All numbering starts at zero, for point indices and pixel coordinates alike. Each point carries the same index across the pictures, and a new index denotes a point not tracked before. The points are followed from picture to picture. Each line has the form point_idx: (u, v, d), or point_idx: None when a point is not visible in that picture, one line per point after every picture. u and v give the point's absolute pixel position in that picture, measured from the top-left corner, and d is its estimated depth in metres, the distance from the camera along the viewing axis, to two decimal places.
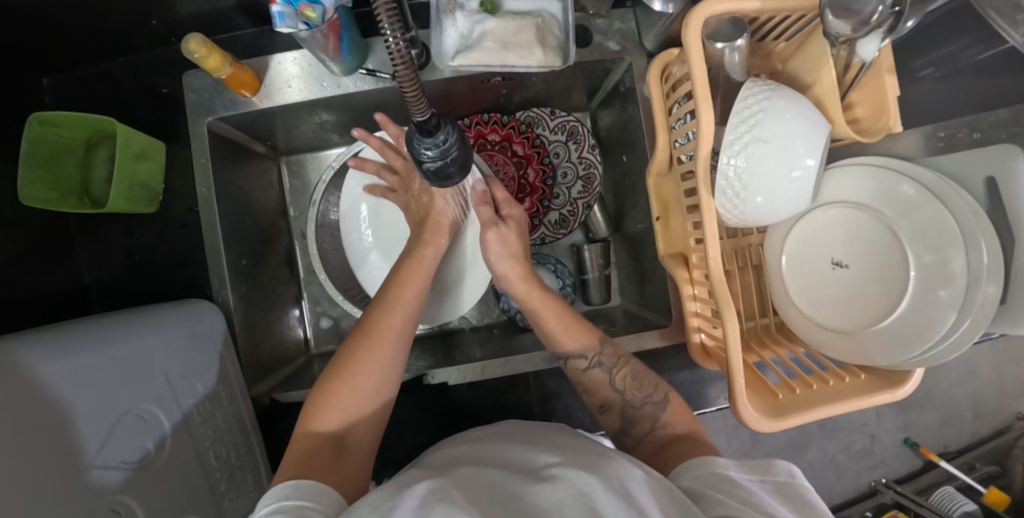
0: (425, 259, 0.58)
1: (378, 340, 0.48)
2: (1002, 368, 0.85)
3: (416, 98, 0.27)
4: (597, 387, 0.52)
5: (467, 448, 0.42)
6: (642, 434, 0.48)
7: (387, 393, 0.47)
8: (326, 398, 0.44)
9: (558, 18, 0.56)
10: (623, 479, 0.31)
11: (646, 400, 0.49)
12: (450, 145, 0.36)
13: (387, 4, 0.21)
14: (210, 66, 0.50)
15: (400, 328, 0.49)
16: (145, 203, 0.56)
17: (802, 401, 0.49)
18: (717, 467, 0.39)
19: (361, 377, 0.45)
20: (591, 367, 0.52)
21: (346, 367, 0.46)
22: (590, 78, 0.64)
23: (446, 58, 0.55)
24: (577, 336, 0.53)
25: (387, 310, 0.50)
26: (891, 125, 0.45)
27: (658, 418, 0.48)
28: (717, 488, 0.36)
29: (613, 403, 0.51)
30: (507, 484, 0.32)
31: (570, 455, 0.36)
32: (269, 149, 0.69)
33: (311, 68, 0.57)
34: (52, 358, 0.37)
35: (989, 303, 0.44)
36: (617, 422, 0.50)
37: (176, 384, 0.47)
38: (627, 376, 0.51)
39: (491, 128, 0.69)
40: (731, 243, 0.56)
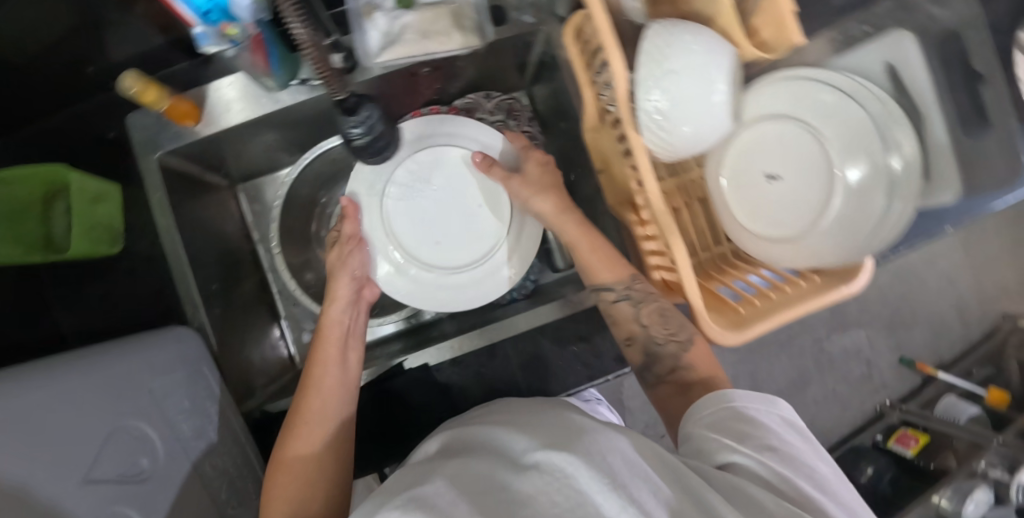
0: (347, 333, 0.56)
1: (303, 421, 0.49)
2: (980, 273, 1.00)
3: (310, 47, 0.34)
4: (625, 321, 0.54)
5: (461, 434, 0.42)
6: (664, 371, 0.51)
7: (329, 467, 0.47)
8: (276, 484, 0.45)
9: (471, 1, 0.58)
10: (606, 452, 0.30)
11: (669, 338, 0.51)
12: (374, 120, 0.40)
13: (301, 19, 0.33)
14: (148, 99, 0.54)
15: (328, 405, 0.50)
16: (109, 243, 0.58)
17: (762, 312, 0.51)
18: (726, 405, 0.42)
19: (296, 459, 0.46)
20: (620, 298, 0.53)
21: (284, 454, 0.47)
22: (516, 55, 0.66)
23: (371, 56, 0.57)
24: (613, 267, 0.54)
25: (311, 390, 0.51)
26: (795, 38, 0.48)
27: (681, 356, 0.51)
28: (722, 425, 0.40)
29: (638, 337, 0.53)
30: (496, 478, 0.31)
31: (549, 435, 0.34)
32: (223, 179, 0.70)
33: (248, 88, 0.59)
34: (34, 389, 0.38)
35: (912, 186, 0.49)
36: (640, 356, 0.53)
37: (161, 401, 0.48)
38: (653, 312, 0.52)
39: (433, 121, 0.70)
40: (673, 182, 0.59)
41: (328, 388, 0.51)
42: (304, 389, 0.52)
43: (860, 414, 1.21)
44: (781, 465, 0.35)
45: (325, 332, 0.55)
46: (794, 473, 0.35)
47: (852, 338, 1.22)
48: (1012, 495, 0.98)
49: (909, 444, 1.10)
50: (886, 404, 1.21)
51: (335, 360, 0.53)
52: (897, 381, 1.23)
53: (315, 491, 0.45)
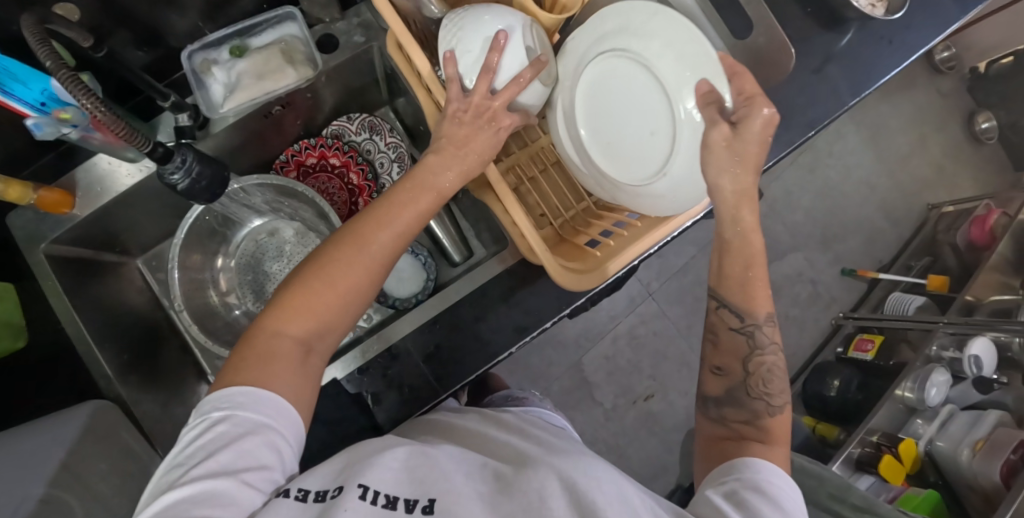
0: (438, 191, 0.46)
1: (362, 247, 0.42)
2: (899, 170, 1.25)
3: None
4: (730, 350, 0.48)
5: (473, 433, 0.49)
6: (730, 415, 0.46)
7: (359, 304, 0.42)
8: (297, 297, 0.39)
9: (300, 36, 0.63)
10: (583, 479, 0.34)
11: (761, 395, 0.46)
12: (191, 162, 0.44)
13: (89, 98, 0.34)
14: (13, 196, 0.57)
15: (385, 248, 0.43)
16: (12, 339, 0.59)
17: (616, 250, 0.54)
18: (745, 475, 0.38)
19: (336, 283, 0.40)
20: (741, 330, 0.47)
21: (324, 269, 0.40)
22: (363, 74, 0.70)
23: (216, 107, 0.61)
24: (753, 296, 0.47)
25: (379, 226, 0.43)
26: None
27: (760, 413, 0.45)
28: (740, 493, 0.36)
29: (730, 371, 0.48)
30: (499, 468, 0.37)
31: (531, 456, 0.40)
32: (121, 256, 0.73)
33: (112, 165, 0.63)
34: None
35: None
36: (720, 387, 0.48)
37: (77, 468, 0.50)
38: (761, 368, 0.47)
39: (305, 154, 0.73)
40: (524, 152, 0.64)
41: (375, 254, 0.42)
42: (354, 239, 0.42)
43: (819, 332, 1.24)
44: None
45: (412, 178, 0.46)
46: None
47: (791, 262, 1.26)
48: (966, 370, 0.97)
49: (867, 347, 1.14)
50: (840, 316, 1.24)
51: (407, 209, 0.44)
52: (846, 292, 1.26)
53: (340, 319, 0.41)
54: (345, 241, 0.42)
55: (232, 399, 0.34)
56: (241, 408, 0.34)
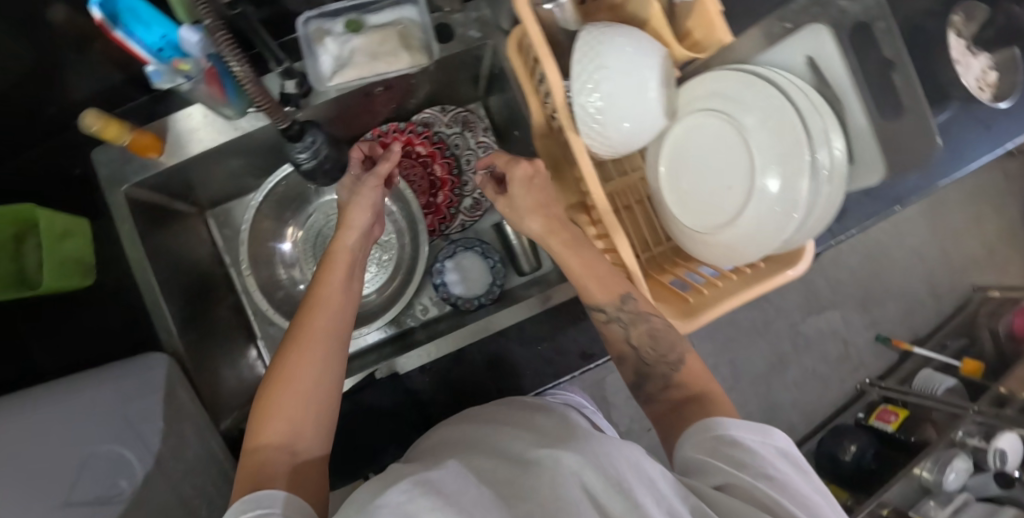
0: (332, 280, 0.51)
1: (303, 347, 0.45)
2: (937, 252, 1.30)
3: (260, 90, 0.39)
4: (616, 339, 0.54)
5: (455, 431, 0.44)
6: (658, 390, 0.52)
7: (329, 406, 0.44)
8: (274, 402, 0.41)
9: (418, 21, 0.61)
10: (605, 454, 0.30)
11: (659, 359, 0.52)
12: (316, 145, 0.45)
13: (234, 55, 0.36)
14: (109, 135, 0.55)
15: (330, 346, 0.46)
16: (81, 277, 0.59)
17: (709, 300, 0.55)
18: (718, 430, 0.41)
19: (295, 381, 0.42)
20: (611, 319, 0.53)
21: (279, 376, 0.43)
22: (467, 68, 0.69)
23: (325, 80, 0.60)
24: (610, 287, 0.52)
25: (304, 322, 0.47)
26: (721, 36, 0.57)
27: (671, 376, 0.52)
28: (716, 453, 0.39)
29: (628, 357, 0.54)
30: (502, 467, 0.32)
31: (551, 438, 0.35)
32: (191, 206, 0.72)
33: (207, 119, 0.61)
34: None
35: (836, 172, 0.49)
36: (632, 376, 0.55)
37: (139, 425, 0.50)
38: (644, 333, 0.52)
39: (392, 137, 0.72)
40: (621, 182, 0.63)
41: (324, 337, 0.46)
42: (292, 340, 0.45)
43: (842, 393, 1.24)
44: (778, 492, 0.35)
45: (334, 256, 0.52)
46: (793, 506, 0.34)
47: (827, 319, 1.24)
48: (991, 460, 0.97)
49: (890, 419, 1.12)
50: (866, 382, 1.23)
51: (339, 283, 0.50)
52: (875, 359, 1.25)
53: (317, 420, 0.43)
54: (290, 344, 0.45)
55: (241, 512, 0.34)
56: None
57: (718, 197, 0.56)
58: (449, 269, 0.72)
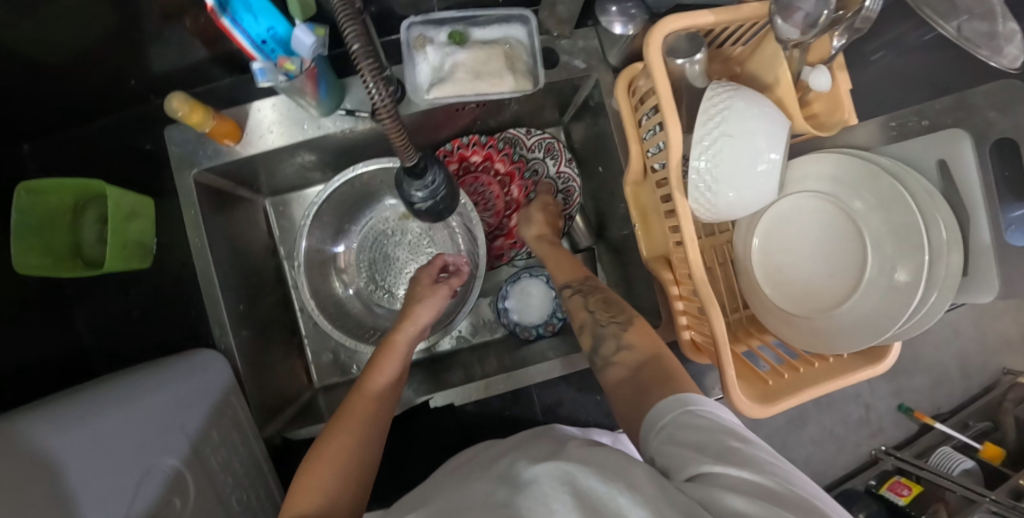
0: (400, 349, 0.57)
1: (348, 419, 0.48)
2: (985, 331, 1.20)
3: (390, 117, 0.31)
4: (576, 310, 0.56)
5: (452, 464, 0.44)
6: (610, 352, 0.49)
7: (365, 480, 0.44)
8: (312, 473, 0.42)
9: (525, 43, 0.58)
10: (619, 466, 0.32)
11: (611, 320, 0.51)
12: (439, 184, 0.39)
13: (373, 70, 0.28)
14: (194, 121, 0.52)
15: (368, 421, 0.48)
16: (141, 259, 0.57)
17: (791, 386, 0.52)
18: (687, 405, 0.36)
19: (331, 451, 0.44)
20: (574, 293, 0.58)
21: (324, 443, 0.45)
22: (560, 96, 0.66)
23: (421, 92, 0.57)
24: (571, 269, 0.61)
25: (359, 394, 0.51)
26: (846, 118, 0.50)
27: (622, 337, 0.49)
28: (684, 436, 0.34)
29: (585, 323, 0.54)
30: (496, 496, 0.32)
31: (544, 454, 0.36)
32: (254, 194, 0.70)
33: (288, 112, 0.59)
34: (56, 438, 0.37)
35: (954, 276, 0.47)
36: (588, 342, 0.52)
37: (195, 436, 0.47)
38: (598, 300, 0.55)
39: (471, 150, 0.70)
40: (707, 242, 0.59)
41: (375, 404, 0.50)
42: (349, 402, 0.50)
43: (856, 457, 1.16)
44: (768, 478, 0.29)
45: (394, 345, 0.57)
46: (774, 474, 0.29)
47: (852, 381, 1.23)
48: None
49: (902, 492, 1.13)
50: (882, 450, 1.16)
51: (394, 373, 0.54)
52: (895, 428, 1.17)
53: (349, 489, 0.42)
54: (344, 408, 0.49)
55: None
56: None
57: (810, 280, 0.54)
58: (509, 296, 0.71)
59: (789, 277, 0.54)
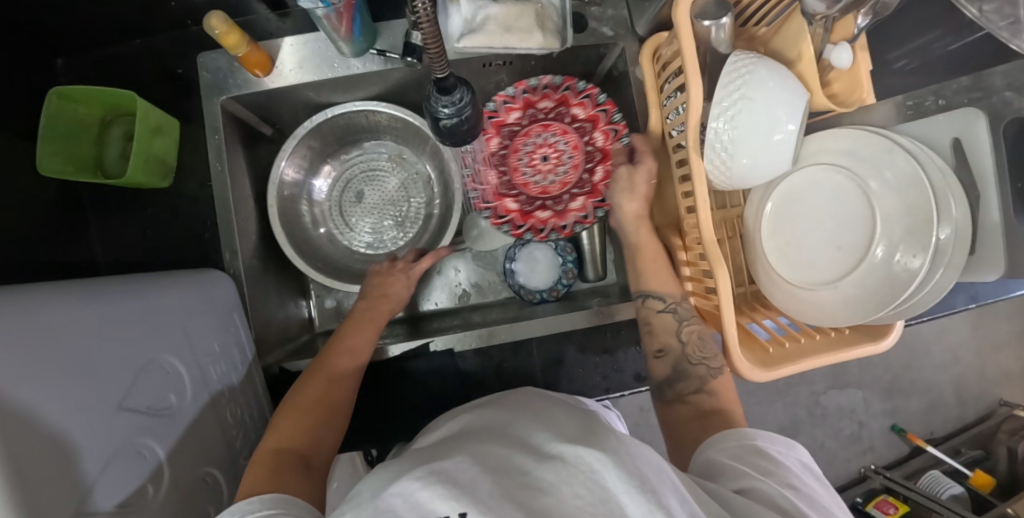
0: (379, 320, 0.60)
1: (326, 377, 0.52)
2: (985, 356, 1.19)
3: (429, 27, 0.32)
4: (663, 331, 0.54)
5: (477, 419, 0.42)
6: (686, 391, 0.50)
7: (336, 424, 0.49)
8: (286, 423, 0.46)
9: (556, 4, 0.59)
10: (636, 454, 0.31)
11: (702, 361, 0.52)
12: (465, 104, 0.39)
13: None
14: (229, 43, 0.53)
15: (348, 374, 0.53)
16: (160, 177, 0.58)
17: (791, 354, 0.52)
18: (745, 439, 0.41)
19: (308, 407, 0.48)
20: (666, 310, 0.55)
21: (298, 398, 0.49)
22: (584, 64, 0.68)
23: (452, 41, 0.59)
24: (665, 281, 0.57)
25: (340, 354, 0.54)
26: (864, 97, 0.51)
27: (707, 382, 0.51)
28: (740, 460, 0.39)
29: (672, 351, 0.53)
30: (516, 461, 0.32)
31: (571, 431, 0.35)
32: (275, 133, 0.71)
33: (322, 50, 0.60)
34: (72, 305, 0.37)
35: (959, 255, 0.48)
36: (666, 370, 0.53)
37: (195, 342, 0.48)
38: (694, 333, 0.54)
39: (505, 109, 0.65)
40: (719, 214, 0.60)
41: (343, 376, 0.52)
42: (314, 371, 0.52)
43: (844, 473, 1.16)
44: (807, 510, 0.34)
45: (374, 318, 0.60)
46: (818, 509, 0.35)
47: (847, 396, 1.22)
48: None
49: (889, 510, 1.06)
50: (871, 468, 1.16)
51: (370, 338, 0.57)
52: (886, 448, 1.17)
53: (321, 432, 0.47)
54: (311, 374, 0.52)
55: (248, 511, 0.34)
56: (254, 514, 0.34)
57: (817, 256, 0.54)
58: (517, 258, 0.70)
59: (791, 250, 0.54)
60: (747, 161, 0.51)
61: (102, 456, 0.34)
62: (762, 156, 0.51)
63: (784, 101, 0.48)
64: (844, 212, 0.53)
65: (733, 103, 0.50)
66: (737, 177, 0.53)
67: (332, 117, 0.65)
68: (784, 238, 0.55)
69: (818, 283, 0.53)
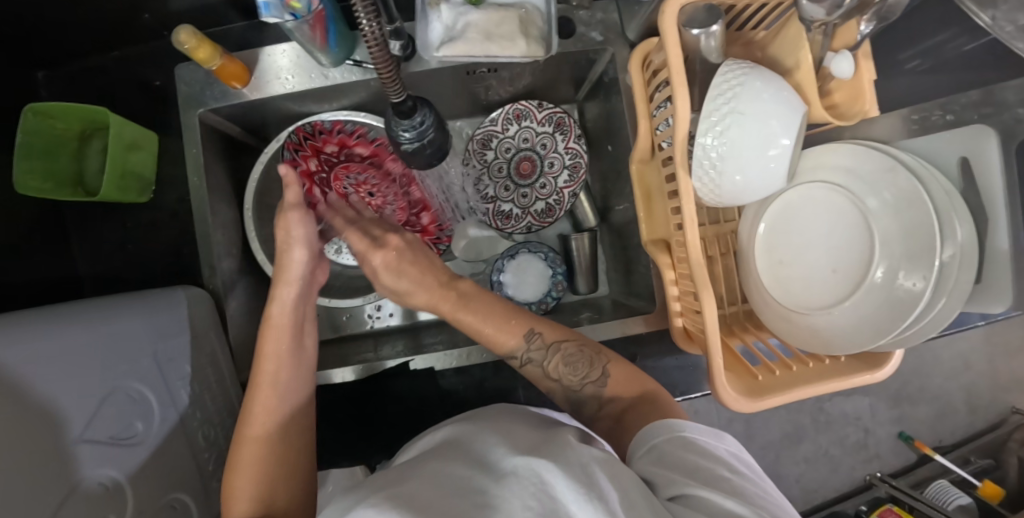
0: (282, 319, 0.47)
1: (257, 422, 0.44)
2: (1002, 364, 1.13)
3: (379, 47, 0.29)
4: (538, 378, 0.51)
5: (447, 439, 0.39)
6: (596, 409, 0.48)
7: (293, 462, 0.45)
8: (235, 481, 0.43)
9: (542, 10, 0.57)
10: (600, 466, 0.30)
11: (585, 383, 0.48)
12: (427, 126, 0.37)
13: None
14: (200, 57, 0.51)
15: (277, 403, 0.45)
16: (138, 192, 0.58)
17: (781, 382, 0.50)
18: (673, 431, 0.38)
19: (248, 464, 0.43)
20: (524, 362, 0.50)
21: (239, 456, 0.43)
22: (575, 69, 0.65)
23: (431, 49, 0.56)
24: (511, 329, 0.49)
25: (258, 386, 0.45)
26: (866, 109, 0.48)
27: (602, 395, 0.48)
28: (669, 459, 0.35)
29: (557, 390, 0.51)
30: (481, 477, 0.30)
31: (533, 444, 0.33)
32: (259, 143, 0.70)
33: (301, 59, 0.58)
34: (29, 337, 0.36)
35: (962, 284, 0.45)
36: (567, 404, 0.51)
37: (165, 366, 0.47)
38: (559, 364, 0.49)
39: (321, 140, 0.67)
40: (712, 229, 0.58)
41: (281, 415, 0.45)
42: (246, 421, 0.44)
43: (847, 481, 1.07)
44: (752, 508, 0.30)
45: (270, 322, 0.47)
46: (748, 502, 0.31)
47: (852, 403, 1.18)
48: None
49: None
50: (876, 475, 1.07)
51: (282, 352, 0.46)
52: (892, 456, 1.08)
53: (279, 479, 0.44)
54: (246, 426, 0.44)
55: None
56: None
57: (813, 277, 0.51)
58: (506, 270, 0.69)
59: (802, 258, 0.52)
60: (737, 178, 0.48)
61: (58, 491, 0.34)
62: (755, 173, 0.48)
63: (776, 118, 0.45)
64: (841, 233, 0.51)
65: (727, 112, 0.46)
66: (728, 195, 0.50)
67: (317, 124, 0.63)
68: (781, 252, 0.52)
69: (813, 307, 0.50)
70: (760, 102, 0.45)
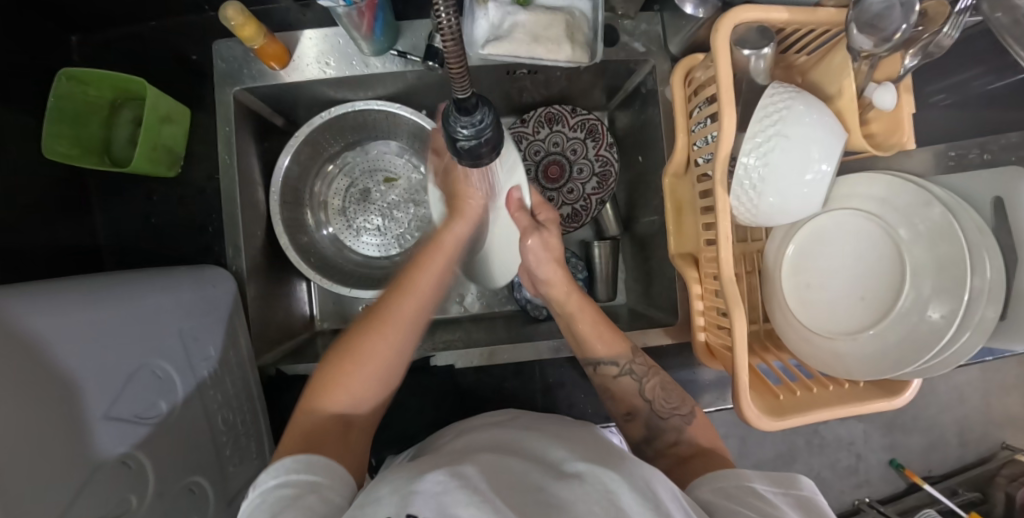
0: (449, 249, 0.55)
1: (384, 323, 0.47)
2: None
3: (452, 40, 0.26)
4: (626, 395, 0.52)
5: (476, 440, 0.39)
6: (666, 446, 0.48)
7: (391, 375, 0.46)
8: (339, 371, 0.44)
9: (588, 16, 0.57)
10: (649, 480, 0.31)
11: (673, 413, 0.49)
12: (485, 125, 0.37)
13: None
14: (245, 35, 0.51)
15: (412, 318, 0.48)
16: (167, 166, 0.57)
17: (802, 403, 0.50)
18: (739, 478, 0.38)
19: (367, 357, 0.45)
20: (623, 373, 0.52)
21: (358, 341, 0.45)
22: (612, 78, 0.66)
23: (476, 46, 0.56)
24: (610, 341, 0.53)
25: (408, 292, 0.49)
26: (904, 142, 0.48)
27: (683, 431, 0.48)
28: (733, 498, 0.37)
29: (640, 413, 0.51)
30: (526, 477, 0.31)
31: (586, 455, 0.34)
32: (288, 125, 0.69)
33: (339, 45, 0.58)
34: (63, 308, 0.35)
35: (988, 323, 0.45)
36: (640, 432, 0.50)
37: (188, 346, 0.46)
38: (657, 387, 0.51)
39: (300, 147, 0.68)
40: (738, 248, 0.58)
41: (405, 326, 0.48)
42: (376, 315, 0.47)
43: (836, 505, 1.08)
44: None
45: (442, 243, 0.54)
46: None
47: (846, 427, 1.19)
48: None
49: None
50: (864, 500, 1.08)
51: (437, 270, 0.52)
52: (882, 482, 1.09)
53: (372, 392, 0.45)
54: (369, 324, 0.46)
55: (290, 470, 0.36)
56: (294, 474, 0.35)
57: (838, 302, 0.52)
58: None
59: (829, 281, 0.52)
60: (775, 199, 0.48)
61: (83, 467, 0.33)
62: (797, 198, 0.48)
63: (818, 144, 0.46)
64: (868, 262, 0.52)
65: (769, 133, 0.46)
66: (762, 216, 0.51)
67: (351, 111, 0.62)
68: (808, 273, 0.53)
69: (835, 332, 0.51)
70: (806, 127, 0.46)
